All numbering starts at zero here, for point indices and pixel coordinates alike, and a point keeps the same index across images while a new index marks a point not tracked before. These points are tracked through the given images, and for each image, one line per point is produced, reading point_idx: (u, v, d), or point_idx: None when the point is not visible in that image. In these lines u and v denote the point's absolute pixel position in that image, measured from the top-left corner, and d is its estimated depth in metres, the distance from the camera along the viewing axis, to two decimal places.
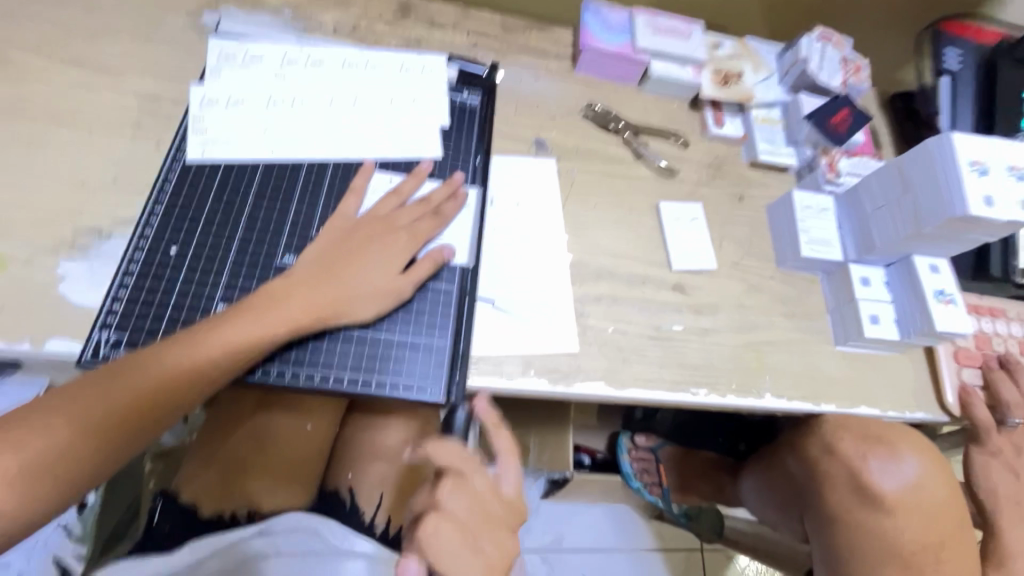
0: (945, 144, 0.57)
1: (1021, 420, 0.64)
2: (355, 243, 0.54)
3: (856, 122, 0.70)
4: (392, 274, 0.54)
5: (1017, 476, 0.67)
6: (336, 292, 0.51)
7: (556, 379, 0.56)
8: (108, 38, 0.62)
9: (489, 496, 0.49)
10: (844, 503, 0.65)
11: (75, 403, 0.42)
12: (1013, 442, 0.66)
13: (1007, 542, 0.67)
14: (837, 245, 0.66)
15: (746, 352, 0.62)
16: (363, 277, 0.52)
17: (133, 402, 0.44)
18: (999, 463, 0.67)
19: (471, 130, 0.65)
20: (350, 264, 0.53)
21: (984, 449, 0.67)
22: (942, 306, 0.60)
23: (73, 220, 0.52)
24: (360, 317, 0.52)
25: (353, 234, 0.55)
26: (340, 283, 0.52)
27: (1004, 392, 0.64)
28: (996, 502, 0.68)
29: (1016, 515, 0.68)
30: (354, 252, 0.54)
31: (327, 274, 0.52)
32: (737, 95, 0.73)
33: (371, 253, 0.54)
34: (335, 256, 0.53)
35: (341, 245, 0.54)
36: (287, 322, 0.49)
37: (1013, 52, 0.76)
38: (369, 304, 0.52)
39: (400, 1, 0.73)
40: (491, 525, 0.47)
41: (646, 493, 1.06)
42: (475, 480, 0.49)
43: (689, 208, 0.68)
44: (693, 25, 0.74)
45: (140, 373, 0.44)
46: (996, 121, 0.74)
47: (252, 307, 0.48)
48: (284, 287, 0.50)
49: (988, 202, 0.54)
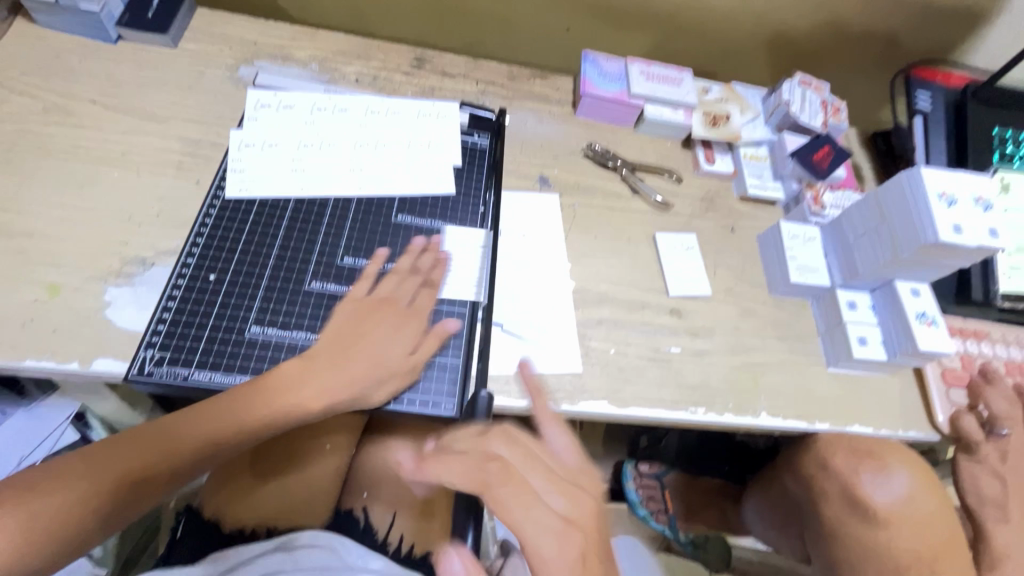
0: (915, 177, 0.62)
1: (1008, 430, 0.66)
2: (369, 321, 0.57)
3: (837, 158, 0.76)
4: (406, 352, 0.56)
5: (1004, 483, 0.68)
6: (357, 376, 0.54)
7: (561, 398, 0.59)
8: (156, 90, 0.69)
9: (525, 456, 0.44)
10: (841, 519, 0.67)
11: (113, 454, 0.45)
12: (1001, 450, 0.67)
13: (996, 543, 0.69)
14: (824, 272, 0.71)
15: (742, 374, 0.65)
16: (382, 355, 0.55)
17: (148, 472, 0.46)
18: (985, 469, 0.68)
19: (480, 168, 0.71)
20: (372, 338, 0.56)
21: (972, 457, 0.68)
22: (923, 327, 0.64)
23: (120, 251, 0.57)
24: (377, 400, 0.55)
25: (375, 309, 0.58)
26: (356, 367, 0.54)
27: (992, 404, 0.66)
28: (982, 507, 0.70)
29: (1003, 518, 0.69)
30: (372, 330, 0.57)
31: (344, 357, 0.55)
32: (724, 135, 0.79)
33: (382, 334, 0.57)
34: (348, 336, 0.56)
35: (359, 321, 0.57)
36: (324, 392, 0.53)
37: (979, 94, 0.81)
38: (385, 387, 0.55)
39: (416, 54, 0.81)
40: (559, 481, 0.43)
41: (653, 522, 1.05)
42: (508, 444, 0.45)
43: (684, 238, 0.73)
44: (684, 73, 0.81)
45: (184, 432, 0.48)
46: (968, 155, 0.79)
47: (293, 375, 0.52)
48: (320, 360, 0.54)
49: (958, 230, 0.59)
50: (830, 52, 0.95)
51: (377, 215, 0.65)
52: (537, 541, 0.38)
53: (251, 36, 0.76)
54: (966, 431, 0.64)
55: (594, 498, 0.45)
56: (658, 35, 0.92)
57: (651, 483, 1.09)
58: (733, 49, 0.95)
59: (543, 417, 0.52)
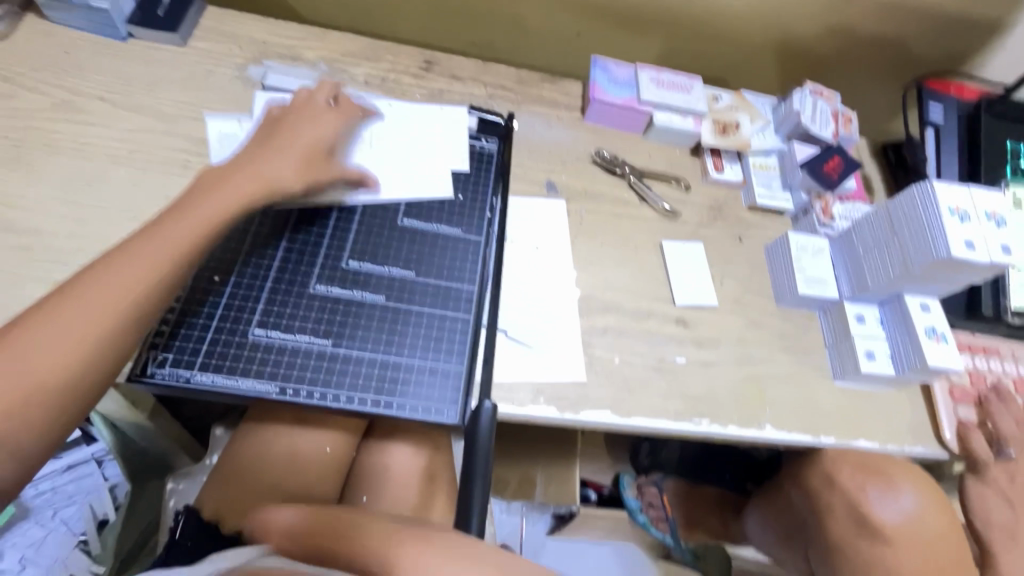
0: (927, 191, 0.61)
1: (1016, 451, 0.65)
2: (285, 124, 0.61)
3: (848, 169, 0.75)
4: (321, 124, 0.62)
5: (1012, 506, 0.67)
6: (255, 180, 0.56)
7: (565, 407, 0.59)
8: (164, 88, 0.68)
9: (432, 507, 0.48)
10: (845, 534, 0.67)
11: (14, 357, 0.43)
12: (1009, 471, 0.66)
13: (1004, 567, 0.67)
14: (833, 284, 0.70)
15: (747, 386, 0.65)
16: (294, 141, 0.59)
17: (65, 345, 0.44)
18: (994, 491, 0.67)
19: (488, 173, 0.71)
20: (286, 135, 0.60)
21: (981, 479, 0.67)
22: (933, 343, 0.63)
23: None
24: (291, 182, 0.58)
25: (285, 118, 0.62)
26: (251, 182, 0.56)
27: (999, 421, 0.66)
28: (989, 531, 0.69)
29: (1010, 541, 0.68)
30: (286, 131, 0.60)
31: (231, 178, 0.55)
32: (735, 143, 0.78)
33: (274, 150, 0.58)
34: (240, 162, 0.57)
35: (271, 134, 0.60)
36: (193, 227, 0.51)
37: (993, 107, 0.80)
38: (297, 172, 0.58)
39: (425, 57, 0.80)
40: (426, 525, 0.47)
41: (653, 529, 1.05)
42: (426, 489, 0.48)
43: (691, 247, 0.73)
44: (693, 79, 0.80)
45: (74, 313, 0.45)
46: (980, 168, 0.78)
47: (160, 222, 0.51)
48: (189, 196, 0.53)
49: (969, 245, 0.58)
50: (841, 61, 0.95)
51: (383, 219, 0.64)
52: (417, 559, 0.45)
53: (260, 36, 0.76)
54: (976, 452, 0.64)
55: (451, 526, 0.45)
56: (669, 41, 0.92)
57: (651, 491, 1.08)
58: (744, 56, 0.94)
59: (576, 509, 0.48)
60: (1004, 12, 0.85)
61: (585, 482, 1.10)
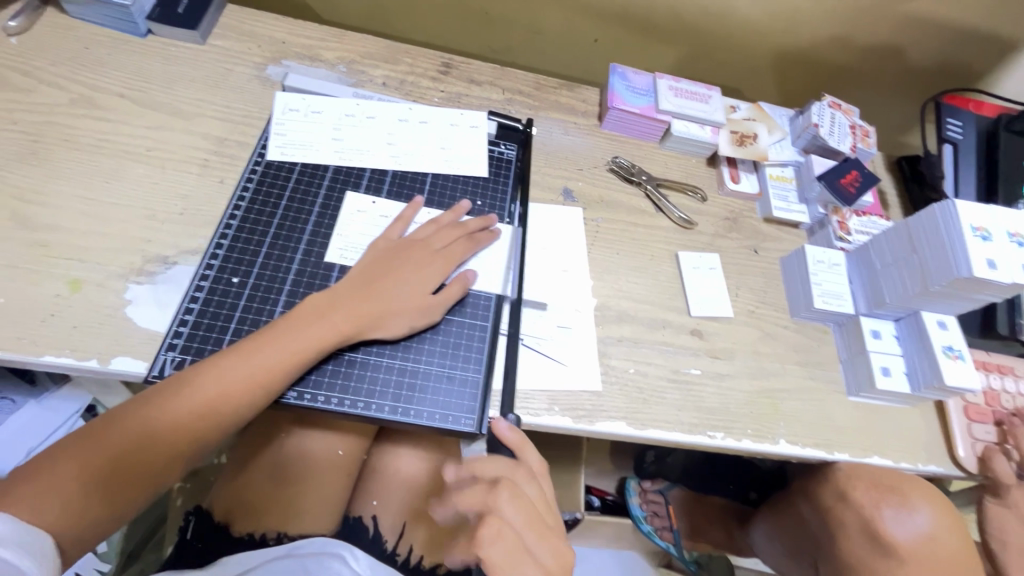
0: (949, 210, 0.61)
1: None
2: (394, 262, 0.59)
3: (865, 184, 0.75)
4: (424, 293, 0.58)
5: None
6: (378, 305, 0.55)
7: (579, 416, 0.58)
8: (184, 85, 0.68)
9: (542, 501, 0.51)
10: (858, 552, 0.66)
11: (103, 441, 0.44)
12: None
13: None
14: (849, 299, 0.70)
15: (763, 400, 0.64)
16: (397, 296, 0.56)
17: (157, 436, 0.46)
18: (1013, 516, 0.68)
19: (506, 179, 0.71)
20: (389, 279, 0.57)
21: (1004, 502, 0.68)
22: (950, 361, 0.63)
23: (142, 248, 0.57)
24: (398, 331, 0.56)
25: (395, 253, 0.60)
26: (378, 300, 0.55)
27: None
28: (1010, 556, 0.70)
29: None
30: (399, 266, 0.59)
31: (371, 289, 0.56)
32: (752, 155, 0.78)
33: (406, 274, 0.58)
34: (376, 273, 0.57)
35: (381, 265, 0.58)
36: (308, 345, 0.52)
37: (1011, 125, 0.80)
38: (407, 316, 0.56)
39: (443, 60, 0.80)
40: (547, 534, 0.49)
41: (657, 539, 1.03)
42: (529, 484, 0.51)
43: (707, 258, 0.72)
44: (712, 90, 0.80)
45: (171, 407, 0.47)
46: (997, 186, 0.78)
47: (259, 339, 0.51)
48: (306, 311, 0.53)
49: (992, 265, 0.58)
50: (858, 74, 0.95)
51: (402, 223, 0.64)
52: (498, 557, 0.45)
53: (279, 35, 0.76)
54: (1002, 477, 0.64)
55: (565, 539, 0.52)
56: (687, 49, 0.91)
57: (655, 499, 1.07)
58: (762, 66, 0.94)
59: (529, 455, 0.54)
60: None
61: (589, 489, 1.09)
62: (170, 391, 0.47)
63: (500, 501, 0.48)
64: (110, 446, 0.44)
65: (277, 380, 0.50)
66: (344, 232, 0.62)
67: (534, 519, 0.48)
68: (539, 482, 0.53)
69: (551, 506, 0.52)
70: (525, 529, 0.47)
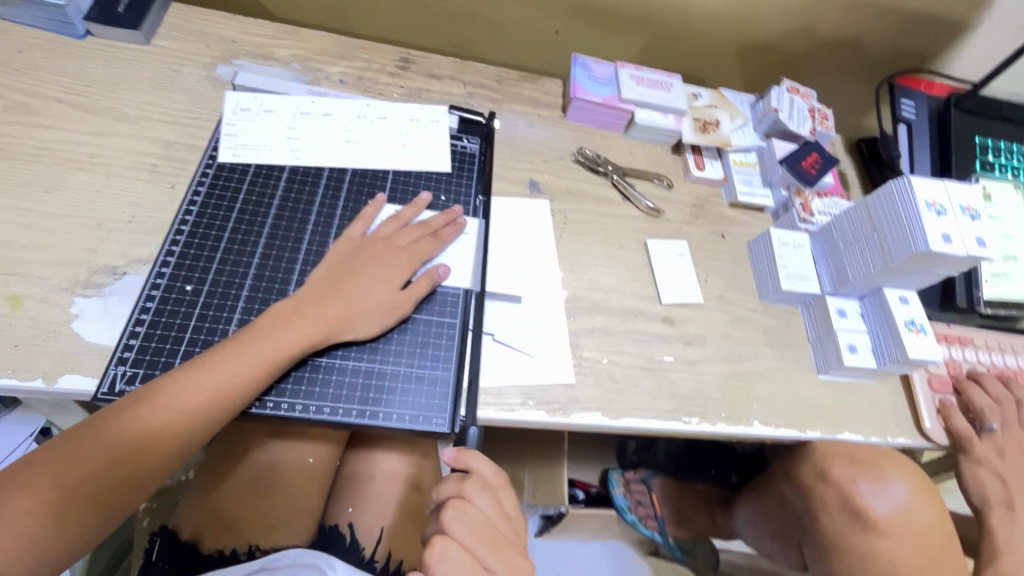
0: (904, 187, 0.62)
1: (996, 424, 0.67)
2: (358, 263, 0.57)
3: (826, 165, 0.76)
4: (392, 290, 0.57)
5: (1003, 479, 0.67)
6: (345, 309, 0.54)
7: (554, 410, 0.58)
8: (128, 88, 0.65)
9: (498, 513, 0.48)
10: (839, 530, 0.67)
11: (59, 463, 0.42)
12: (996, 446, 0.67)
13: (998, 535, 0.68)
14: (814, 280, 0.71)
15: (734, 382, 0.65)
16: (365, 297, 0.55)
17: (114, 457, 0.43)
18: (987, 469, 0.67)
19: (470, 174, 0.70)
20: (355, 280, 0.56)
21: (971, 458, 0.66)
22: (912, 335, 0.64)
23: (88, 259, 0.54)
24: (367, 334, 0.55)
25: (358, 253, 0.58)
26: (345, 302, 0.54)
27: (976, 400, 0.68)
28: (987, 504, 0.68)
29: (1009, 515, 0.68)
30: (363, 266, 0.57)
31: (335, 292, 0.54)
32: (715, 141, 0.78)
33: (373, 273, 0.57)
34: (341, 275, 0.56)
35: (345, 266, 0.57)
36: (270, 355, 0.49)
37: (962, 104, 0.82)
38: (376, 320, 0.55)
39: (402, 55, 0.78)
40: (503, 547, 0.47)
41: (642, 527, 1.05)
42: (482, 494, 0.48)
43: (675, 245, 0.73)
44: (673, 77, 0.80)
45: (125, 427, 0.44)
46: (951, 164, 0.80)
47: (218, 353, 0.48)
48: (270, 320, 0.51)
49: (947, 239, 0.59)
50: (814, 60, 0.96)
51: None
52: None
53: (229, 34, 0.73)
54: (959, 432, 0.66)
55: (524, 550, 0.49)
56: (648, 38, 0.91)
57: (638, 488, 1.08)
58: (722, 53, 0.95)
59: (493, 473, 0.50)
60: (970, 11, 0.87)
61: (573, 482, 1.09)
62: (128, 409, 0.45)
63: (448, 518, 0.46)
64: (63, 474, 0.42)
65: (241, 391, 0.48)
66: (308, 242, 0.60)
67: (487, 532, 0.46)
68: (496, 492, 0.49)
69: (509, 515, 0.49)
70: (477, 545, 0.45)
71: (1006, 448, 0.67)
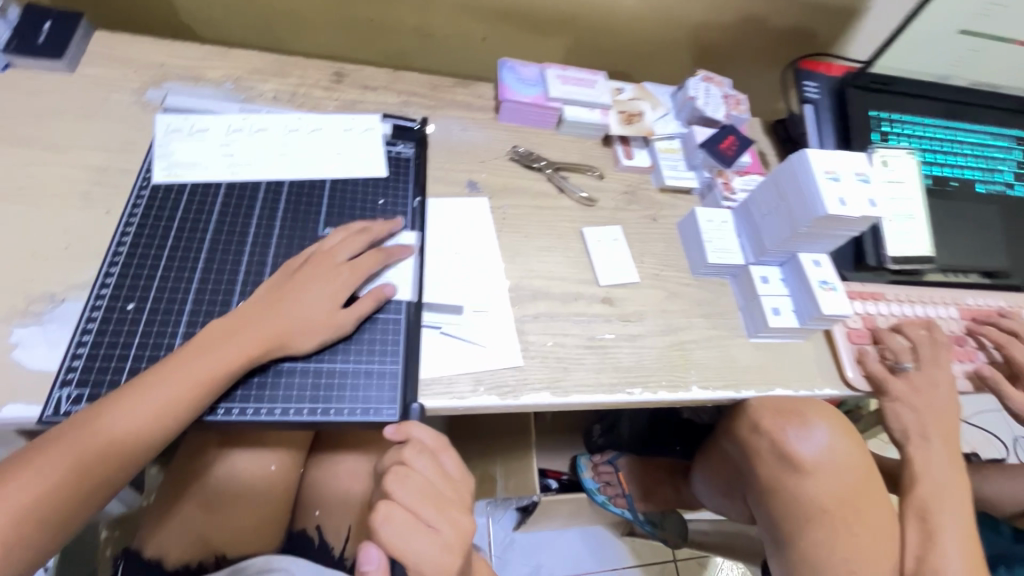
0: (803, 158, 0.68)
1: (909, 363, 0.74)
2: (297, 279, 0.58)
3: (741, 146, 0.83)
4: (335, 306, 0.58)
5: (919, 413, 0.71)
6: (286, 322, 0.55)
7: (504, 393, 0.61)
8: (55, 118, 0.65)
9: (439, 474, 0.51)
10: (775, 475, 0.73)
11: (8, 489, 0.43)
12: (911, 384, 0.72)
13: (916, 463, 0.70)
14: (738, 251, 0.76)
15: (673, 352, 0.70)
16: (306, 306, 0.56)
17: (62, 479, 0.44)
18: (904, 405, 0.71)
19: (407, 178, 0.73)
20: (296, 294, 0.57)
21: (889, 396, 0.72)
22: (826, 293, 0.70)
23: (25, 289, 0.54)
24: (310, 344, 0.56)
25: (298, 270, 0.59)
26: (286, 316, 0.55)
27: (892, 343, 0.75)
28: (905, 436, 0.72)
29: (924, 442, 0.71)
30: (303, 280, 0.58)
31: (276, 307, 0.56)
32: (640, 130, 0.84)
33: (312, 287, 0.58)
34: (281, 291, 0.57)
35: (285, 282, 0.58)
36: (215, 370, 0.50)
37: (857, 81, 0.90)
38: (319, 330, 0.56)
39: (335, 69, 0.81)
40: (446, 506, 0.49)
41: (612, 507, 1.08)
42: (422, 458, 0.50)
43: (610, 231, 0.77)
44: (596, 74, 0.85)
45: (71, 449, 0.45)
46: (853, 137, 0.88)
47: (158, 372, 0.49)
48: (215, 335, 0.52)
49: (843, 202, 0.66)
50: (729, 50, 1.03)
51: (304, 232, 0.64)
52: (409, 547, 0.46)
53: (157, 58, 0.74)
54: (875, 373, 0.72)
55: (470, 508, 0.51)
56: (572, 39, 0.96)
57: (606, 469, 1.12)
58: (643, 49, 1.01)
59: (437, 445, 0.52)
60: None
61: (544, 472, 1.13)
62: (72, 432, 0.45)
63: (390, 482, 0.49)
64: (4, 504, 0.42)
65: (187, 408, 0.49)
66: (250, 255, 0.61)
67: (428, 493, 0.49)
68: (437, 455, 0.52)
69: (452, 477, 0.52)
70: (418, 505, 0.48)
71: (920, 386, 0.72)
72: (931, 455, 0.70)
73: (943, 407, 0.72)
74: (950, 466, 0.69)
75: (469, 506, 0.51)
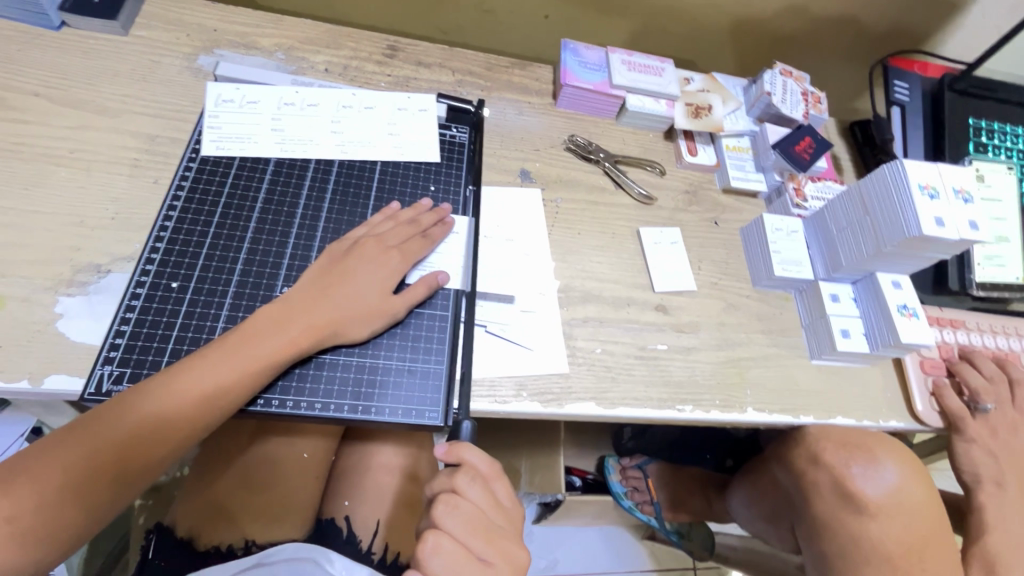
0: (897, 170, 0.62)
1: (990, 404, 0.67)
2: (345, 265, 0.56)
3: (818, 149, 0.76)
4: (384, 293, 0.56)
5: (996, 459, 0.67)
6: (333, 311, 0.53)
7: (548, 400, 0.58)
8: (107, 80, 0.64)
9: (490, 503, 0.48)
10: (831, 512, 0.68)
11: (48, 466, 0.42)
12: (988, 425, 0.67)
13: (987, 512, 0.68)
14: (808, 265, 0.70)
15: (728, 369, 0.65)
16: (353, 298, 0.54)
17: (101, 461, 0.43)
18: (979, 448, 0.67)
19: (460, 163, 0.69)
20: (343, 281, 0.55)
21: (964, 436, 0.67)
22: (905, 319, 0.64)
23: (72, 258, 0.53)
24: (355, 336, 0.53)
25: (347, 253, 0.57)
26: (333, 304, 0.53)
27: (970, 380, 0.68)
28: (978, 484, 0.69)
29: (998, 490, 0.68)
30: (351, 266, 0.56)
31: (323, 294, 0.53)
32: (707, 126, 0.77)
33: (360, 273, 0.55)
34: (329, 276, 0.55)
35: (333, 267, 0.56)
36: (257, 360, 0.48)
37: (955, 85, 0.81)
38: (365, 320, 0.54)
39: (388, 42, 0.77)
40: (495, 536, 0.47)
41: (639, 512, 1.05)
42: (474, 486, 0.47)
43: (668, 233, 0.72)
44: (665, 62, 0.79)
45: (111, 430, 0.44)
46: (944, 147, 0.80)
47: (206, 356, 0.48)
48: (259, 322, 0.50)
49: (940, 223, 0.59)
50: (809, 41, 0.95)
51: (351, 217, 0.62)
52: None
53: (210, 23, 0.71)
54: (953, 410, 0.66)
55: (519, 536, 0.49)
56: (639, 21, 0.90)
57: (634, 474, 1.08)
58: (715, 35, 0.93)
59: (489, 471, 0.49)
60: None
61: (569, 469, 1.10)
62: (113, 414, 0.44)
63: (439, 512, 0.46)
64: (46, 482, 0.41)
65: (228, 397, 0.47)
66: (297, 238, 0.59)
67: (479, 523, 0.46)
68: (489, 482, 0.49)
69: (503, 504, 0.49)
70: (468, 537, 0.45)
71: (998, 428, 0.68)
72: (1005, 505, 0.68)
73: (1020, 452, 0.69)
74: (1021, 514, 0.68)
75: (519, 534, 0.49)
